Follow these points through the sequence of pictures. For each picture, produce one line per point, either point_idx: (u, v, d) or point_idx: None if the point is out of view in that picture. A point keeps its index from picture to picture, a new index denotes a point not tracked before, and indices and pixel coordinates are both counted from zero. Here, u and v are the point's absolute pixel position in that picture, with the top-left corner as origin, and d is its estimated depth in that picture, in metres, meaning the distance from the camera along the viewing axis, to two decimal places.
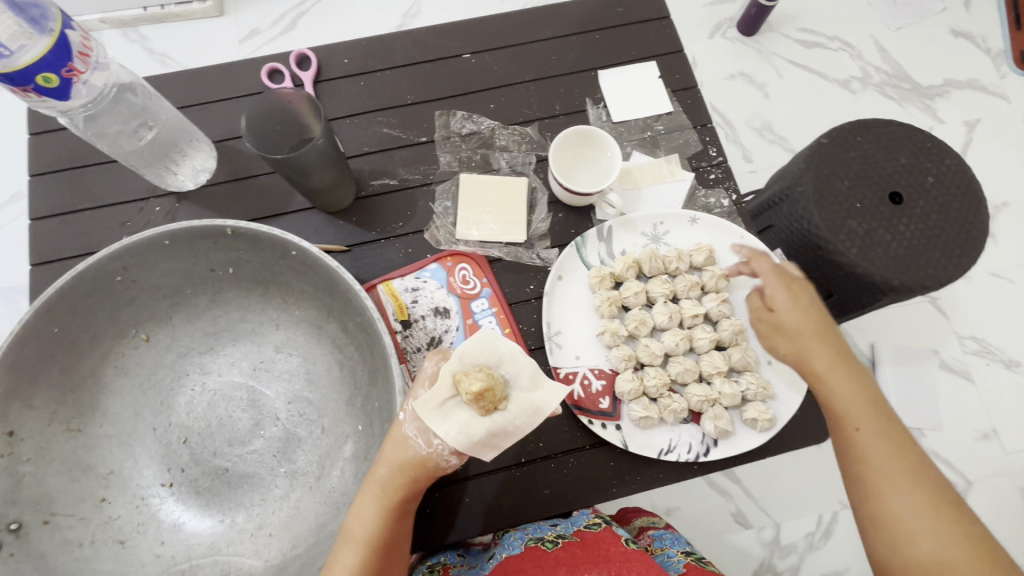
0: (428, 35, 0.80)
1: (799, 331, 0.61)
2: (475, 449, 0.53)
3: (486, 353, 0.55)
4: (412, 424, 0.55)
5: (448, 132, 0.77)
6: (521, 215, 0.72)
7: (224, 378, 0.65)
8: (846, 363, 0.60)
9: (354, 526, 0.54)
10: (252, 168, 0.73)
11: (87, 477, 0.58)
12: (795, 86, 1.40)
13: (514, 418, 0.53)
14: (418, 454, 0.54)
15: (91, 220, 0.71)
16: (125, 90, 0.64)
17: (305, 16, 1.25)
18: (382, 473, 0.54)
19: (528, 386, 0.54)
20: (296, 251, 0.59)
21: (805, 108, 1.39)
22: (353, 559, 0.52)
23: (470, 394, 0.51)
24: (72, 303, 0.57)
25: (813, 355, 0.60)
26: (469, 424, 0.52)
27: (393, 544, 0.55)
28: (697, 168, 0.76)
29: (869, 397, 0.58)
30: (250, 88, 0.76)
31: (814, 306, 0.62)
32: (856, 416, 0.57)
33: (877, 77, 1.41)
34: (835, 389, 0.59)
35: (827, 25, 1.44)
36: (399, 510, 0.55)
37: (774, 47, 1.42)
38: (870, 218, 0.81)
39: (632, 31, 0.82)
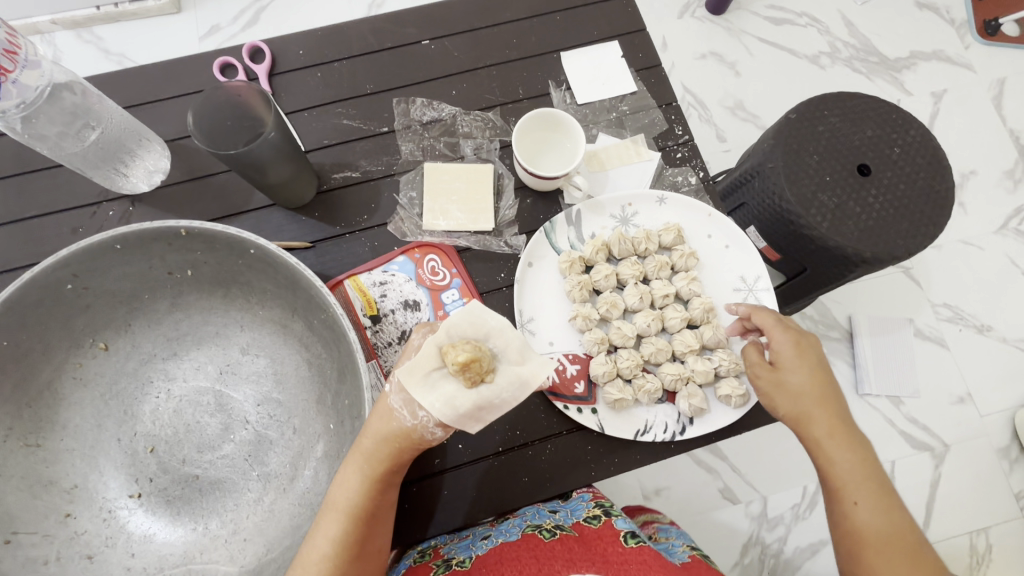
0: (385, 22, 0.78)
1: (803, 394, 0.59)
2: (460, 423, 0.52)
3: (474, 326, 0.54)
4: (397, 397, 0.55)
5: (409, 121, 0.75)
6: (487, 202, 0.71)
7: (190, 384, 0.63)
8: (845, 429, 0.59)
9: (336, 499, 0.54)
10: (208, 167, 0.71)
11: (50, 493, 0.57)
12: (766, 63, 1.40)
13: (501, 392, 0.52)
14: (404, 426, 0.54)
15: (42, 228, 0.68)
16: (62, 89, 0.61)
17: (266, 11, 1.22)
18: (366, 446, 0.54)
19: (516, 359, 0.54)
20: (254, 250, 0.57)
21: (776, 84, 1.39)
22: (334, 531, 0.52)
23: (456, 364, 0.52)
24: (21, 314, 0.55)
25: (814, 419, 0.59)
26: (455, 396, 0.52)
27: (374, 522, 0.55)
28: (663, 147, 0.76)
29: (867, 465, 0.57)
30: (201, 83, 0.74)
31: (819, 366, 0.60)
32: (852, 484, 0.57)
33: (845, 52, 1.42)
34: (833, 456, 0.58)
35: (794, 1, 1.44)
36: (380, 484, 0.54)
37: (743, 25, 1.42)
38: (840, 191, 0.81)
39: (593, 11, 0.81)
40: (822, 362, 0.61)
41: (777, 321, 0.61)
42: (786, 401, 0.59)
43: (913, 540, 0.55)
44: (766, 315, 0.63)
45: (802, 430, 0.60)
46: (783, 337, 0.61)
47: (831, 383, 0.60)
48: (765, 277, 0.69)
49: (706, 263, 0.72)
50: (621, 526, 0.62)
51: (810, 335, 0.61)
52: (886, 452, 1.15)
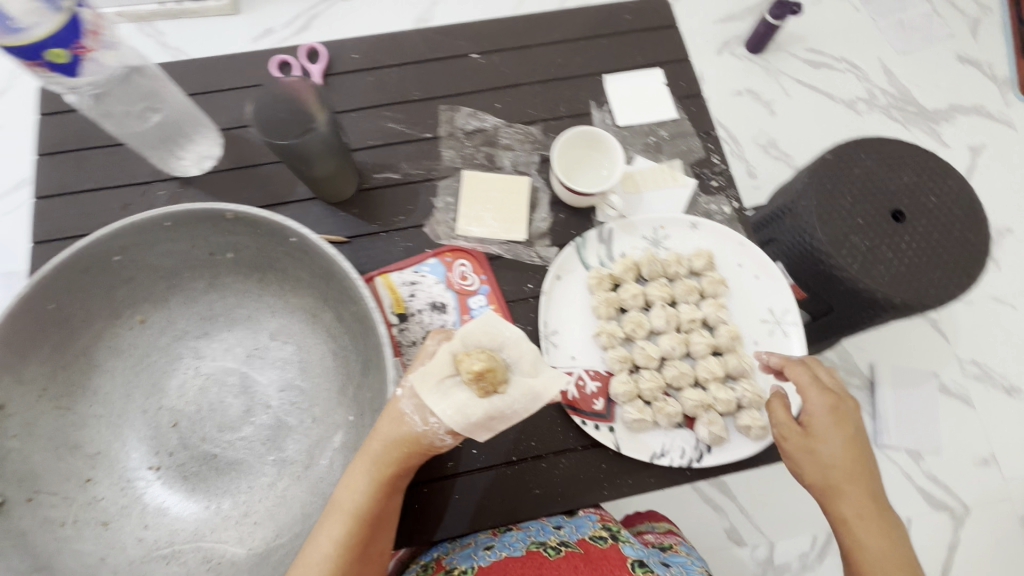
0: (438, 34, 0.81)
1: (833, 465, 0.58)
2: (471, 430, 0.52)
3: (489, 336, 0.55)
4: (409, 401, 0.54)
5: (453, 129, 0.77)
6: (522, 214, 0.72)
7: (217, 363, 0.65)
8: (876, 508, 0.57)
9: (343, 499, 0.54)
10: (256, 157, 0.74)
11: (74, 456, 0.58)
12: (801, 104, 1.41)
13: (513, 403, 0.52)
14: (414, 431, 0.53)
15: (97, 201, 0.71)
16: (134, 73, 0.64)
17: (318, 18, 1.28)
18: (375, 448, 0.54)
19: (529, 371, 0.54)
20: (295, 239, 0.59)
21: (810, 126, 1.40)
22: (338, 532, 0.53)
23: (470, 373, 0.52)
24: (68, 280, 0.57)
25: (843, 494, 0.57)
26: (466, 405, 0.52)
27: (379, 522, 0.55)
28: (699, 174, 0.76)
29: (893, 541, 0.56)
30: (259, 77, 0.77)
31: (853, 434, 0.59)
32: (876, 560, 0.56)
33: (883, 99, 1.42)
34: (860, 535, 0.57)
35: (834, 45, 1.45)
36: (387, 486, 0.55)
37: (781, 65, 1.43)
38: (873, 235, 0.81)
39: (639, 39, 0.83)
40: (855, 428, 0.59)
41: (814, 384, 0.59)
42: (816, 470, 0.58)
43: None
44: (801, 375, 0.61)
45: (829, 500, 0.59)
46: (817, 401, 0.59)
47: (864, 453, 0.59)
48: (795, 311, 0.69)
49: (736, 291, 0.71)
50: (628, 553, 0.63)
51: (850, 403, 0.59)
52: (901, 509, 1.11)
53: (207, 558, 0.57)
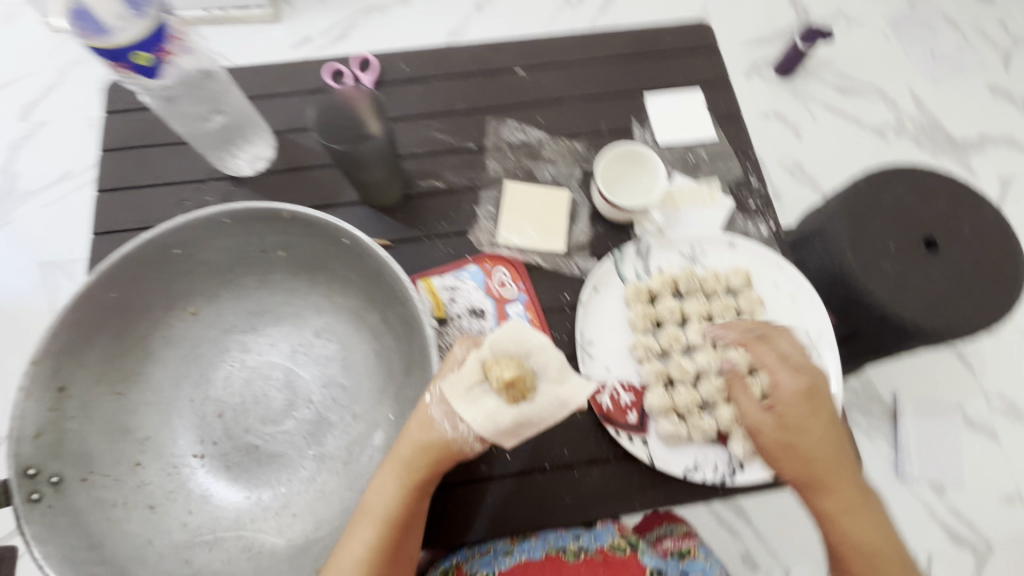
0: (484, 49, 0.84)
1: (811, 453, 0.57)
2: (500, 437, 0.53)
3: (517, 344, 0.55)
4: (437, 408, 0.55)
5: (499, 141, 0.79)
6: (561, 226, 0.74)
7: (263, 357, 0.67)
8: (854, 490, 0.57)
9: (373, 504, 0.56)
10: (307, 161, 0.76)
11: (126, 441, 0.60)
12: (827, 130, 1.43)
13: (540, 409, 0.53)
14: (443, 437, 0.54)
15: (156, 197, 0.75)
16: (205, 76, 0.67)
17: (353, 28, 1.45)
18: (404, 454, 0.55)
19: (555, 377, 0.54)
20: (347, 240, 0.61)
21: (836, 151, 1.42)
22: (369, 536, 0.54)
23: (499, 381, 0.53)
24: (131, 270, 0.60)
25: (822, 482, 0.57)
26: (496, 412, 0.52)
27: (410, 528, 0.56)
28: (737, 195, 0.78)
29: (871, 511, 0.57)
30: (313, 84, 0.80)
31: (824, 415, 0.58)
32: (859, 544, 0.56)
33: (912, 127, 1.43)
34: (841, 522, 0.57)
35: (864, 71, 1.47)
36: (417, 491, 0.55)
37: (810, 91, 1.46)
38: (904, 262, 0.83)
39: (680, 59, 0.84)
40: (823, 403, 0.59)
41: (785, 370, 0.58)
42: (794, 463, 0.57)
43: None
44: (770, 359, 0.60)
45: (809, 489, 0.58)
46: (787, 385, 0.58)
47: (834, 427, 0.59)
48: (829, 331, 0.70)
49: (773, 310, 0.72)
50: (646, 563, 0.63)
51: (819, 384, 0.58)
52: (922, 542, 1.09)
53: (247, 547, 0.58)
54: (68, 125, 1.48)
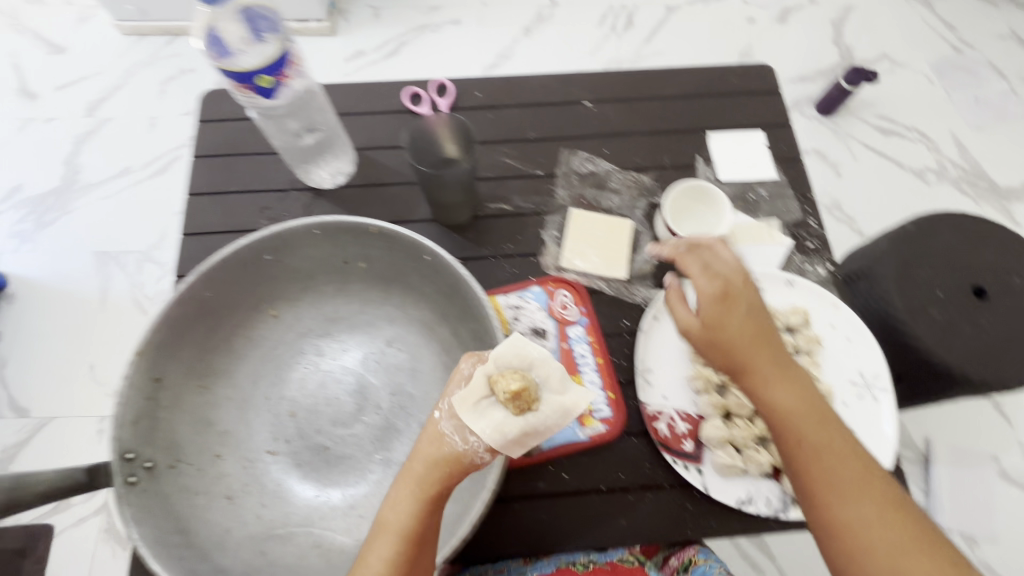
0: (554, 81, 0.88)
1: (734, 342, 0.55)
2: (510, 447, 0.52)
3: (519, 356, 0.54)
4: (447, 422, 0.52)
5: (568, 170, 0.82)
6: (623, 254, 0.77)
7: (337, 362, 0.70)
8: (787, 377, 0.55)
9: (387, 518, 0.51)
10: (384, 178, 0.81)
11: (208, 432, 0.64)
12: (867, 168, 1.51)
13: (545, 419, 0.52)
14: (454, 450, 0.51)
15: (240, 202, 0.79)
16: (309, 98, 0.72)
17: (405, 45, 1.66)
18: (416, 469, 0.51)
19: (558, 389, 0.54)
20: (428, 257, 0.65)
21: (874, 187, 1.49)
22: (387, 553, 0.49)
23: (506, 394, 0.52)
24: (227, 272, 0.64)
25: (750, 371, 0.55)
26: (504, 423, 0.51)
27: (427, 544, 0.51)
28: (795, 235, 0.80)
29: (808, 402, 0.54)
30: (393, 106, 0.85)
31: (744, 305, 0.56)
32: (803, 432, 0.53)
33: (953, 171, 1.50)
34: (778, 410, 0.54)
35: (906, 115, 1.56)
36: (433, 506, 0.51)
37: (850, 129, 1.55)
38: (950, 309, 0.89)
39: (743, 100, 0.87)
40: (752, 304, 0.56)
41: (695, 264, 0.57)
42: (717, 353, 0.56)
43: (882, 491, 0.50)
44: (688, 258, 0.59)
45: (743, 383, 0.56)
46: (703, 288, 0.57)
47: (767, 328, 0.56)
48: (885, 375, 0.71)
49: (830, 351, 0.73)
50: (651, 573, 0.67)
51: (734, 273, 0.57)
52: None
53: (317, 544, 0.61)
54: (133, 124, 1.56)
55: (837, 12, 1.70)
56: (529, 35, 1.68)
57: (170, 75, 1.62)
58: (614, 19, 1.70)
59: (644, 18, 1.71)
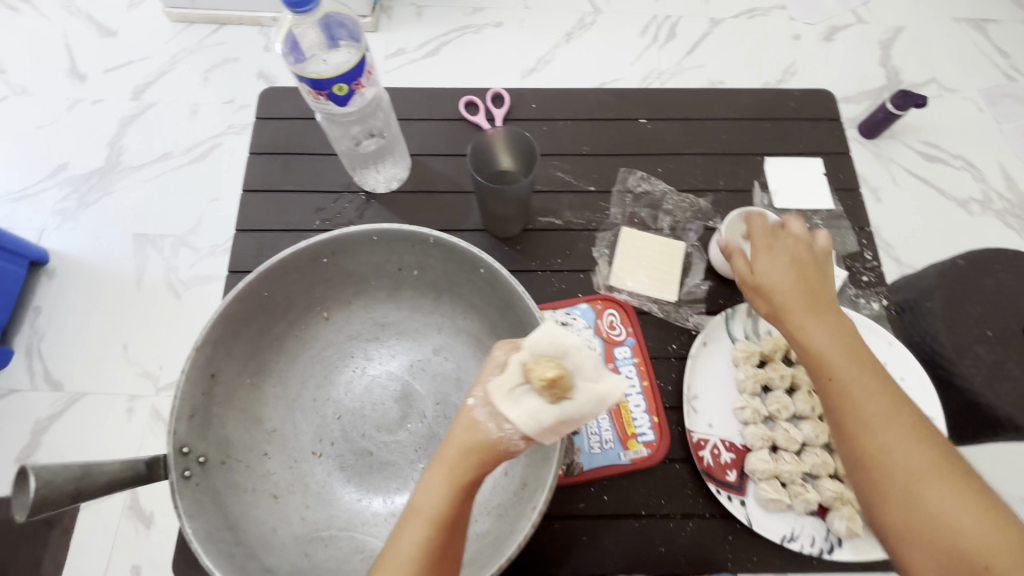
0: (610, 96, 0.88)
1: (778, 284, 0.62)
2: (545, 436, 0.50)
3: (553, 343, 0.52)
4: (481, 409, 0.51)
5: (623, 189, 0.82)
6: (675, 276, 0.76)
7: (383, 367, 0.70)
8: (825, 316, 0.60)
9: (419, 503, 0.50)
10: (437, 186, 0.81)
11: (256, 430, 0.65)
12: (910, 194, 1.47)
13: (581, 407, 0.49)
14: (489, 438, 0.50)
15: (293, 201, 0.80)
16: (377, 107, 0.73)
17: (446, 45, 1.66)
18: (450, 456, 0.51)
19: (592, 376, 0.50)
20: (484, 270, 0.65)
21: (915, 215, 1.45)
22: (418, 538, 0.49)
23: (542, 381, 0.49)
24: (285, 273, 0.64)
25: (790, 308, 0.61)
26: (539, 411, 0.49)
27: (459, 532, 0.51)
28: (850, 267, 0.78)
29: (842, 338, 0.59)
30: (448, 114, 0.86)
31: (792, 258, 0.64)
32: (836, 360, 0.57)
33: (998, 203, 1.47)
34: (815, 340, 0.59)
35: (952, 142, 1.53)
36: (467, 492, 0.50)
37: (893, 154, 1.51)
38: (998, 349, 0.88)
39: (801, 127, 0.86)
40: (807, 263, 0.64)
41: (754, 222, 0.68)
42: (761, 295, 0.64)
43: (915, 427, 0.54)
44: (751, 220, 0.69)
45: (783, 321, 0.62)
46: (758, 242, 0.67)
47: (814, 279, 0.63)
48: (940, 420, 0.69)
49: None
50: None
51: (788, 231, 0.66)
52: None
53: (359, 549, 0.61)
54: (176, 109, 1.59)
55: (887, 33, 1.66)
56: (569, 41, 1.68)
57: (215, 63, 1.64)
58: (656, 30, 1.69)
59: (687, 29, 1.69)
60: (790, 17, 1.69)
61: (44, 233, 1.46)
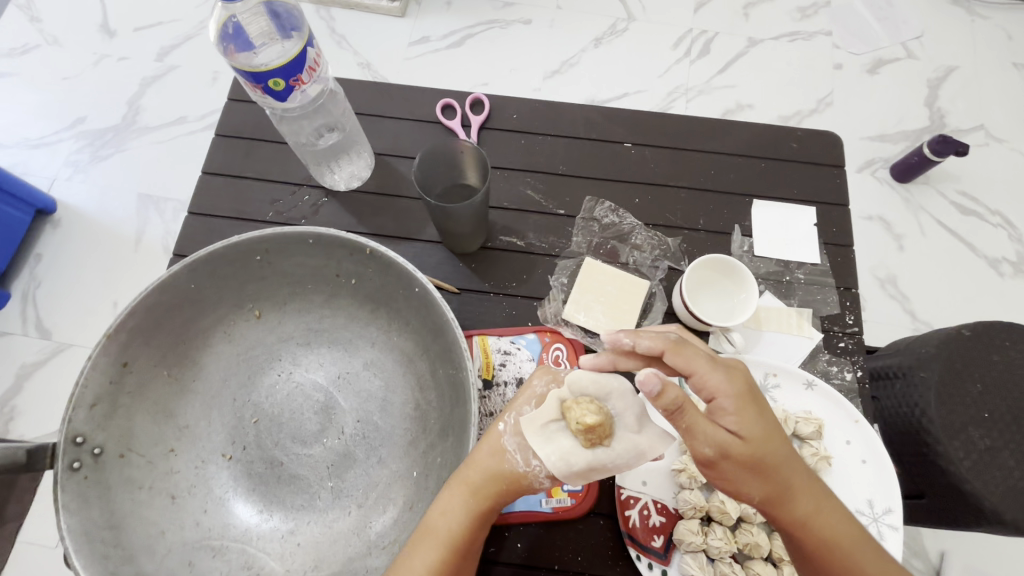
0: (598, 115, 0.82)
1: (774, 462, 0.50)
2: (572, 479, 0.54)
3: (597, 385, 0.57)
4: (511, 439, 0.56)
5: (589, 217, 0.77)
6: (632, 317, 0.70)
7: (308, 375, 0.67)
8: (817, 490, 0.52)
9: (436, 523, 0.53)
10: (400, 190, 0.78)
11: (167, 425, 0.62)
12: (936, 246, 1.37)
13: (616, 457, 0.54)
14: (515, 469, 0.54)
15: (252, 189, 0.77)
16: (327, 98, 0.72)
17: (471, 37, 1.61)
18: (474, 478, 0.54)
19: (632, 427, 0.55)
20: (418, 289, 0.61)
21: (939, 270, 1.36)
22: (432, 558, 0.51)
23: (579, 425, 0.53)
24: (214, 267, 0.62)
25: (793, 490, 0.51)
26: (570, 452, 0.53)
27: (468, 557, 0.53)
28: (828, 330, 0.72)
29: (837, 512, 0.52)
30: (425, 115, 0.82)
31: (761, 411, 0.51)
32: (844, 546, 0.50)
33: None
34: (819, 523, 0.51)
35: (989, 197, 1.42)
36: (483, 517, 0.54)
37: (924, 202, 1.41)
38: (993, 434, 0.79)
39: (798, 170, 0.80)
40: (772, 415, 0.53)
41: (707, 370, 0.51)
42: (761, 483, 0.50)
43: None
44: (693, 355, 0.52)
45: (783, 505, 0.51)
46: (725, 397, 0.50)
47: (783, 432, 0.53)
48: (897, 513, 0.62)
49: (840, 472, 0.65)
50: None
51: (742, 372, 0.52)
52: None
53: (248, 563, 0.58)
54: (193, 75, 1.58)
55: (937, 71, 1.55)
56: (599, 46, 1.61)
57: None
58: (690, 44, 1.61)
59: (723, 47, 1.60)
60: (834, 45, 1.58)
61: (54, 182, 1.48)
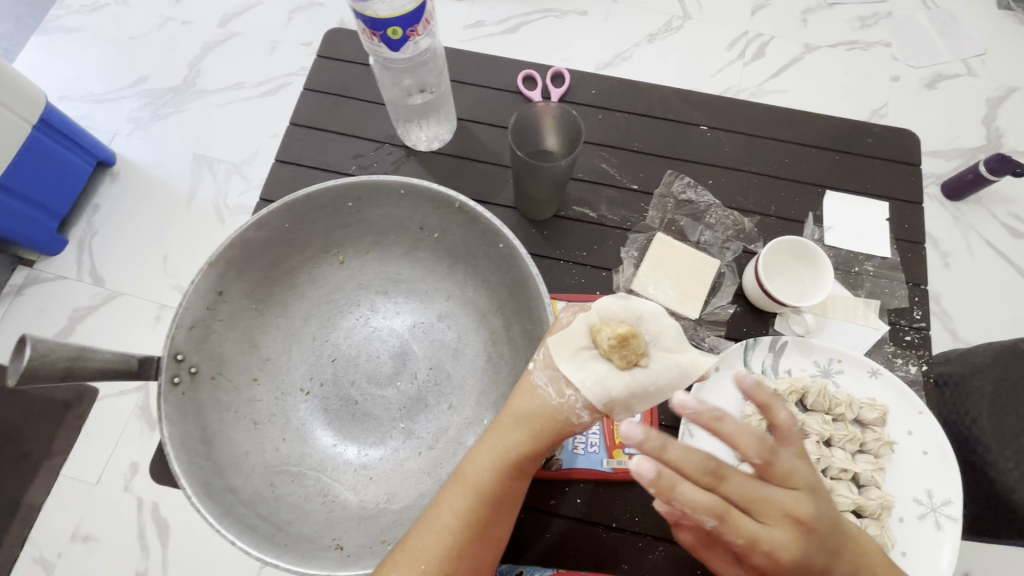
0: (676, 97, 0.83)
1: None
2: (613, 406, 0.51)
3: (624, 309, 0.53)
4: (542, 374, 0.54)
5: (666, 193, 0.78)
6: (702, 293, 0.72)
7: (385, 322, 0.70)
8: None
9: (468, 471, 0.54)
10: (479, 155, 0.80)
11: (252, 355, 0.65)
12: (983, 268, 1.36)
13: (656, 376, 0.50)
14: (549, 404, 0.53)
15: (335, 144, 0.80)
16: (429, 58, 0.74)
17: (527, 25, 1.63)
18: (506, 423, 0.54)
19: (669, 345, 0.52)
20: (502, 244, 0.63)
21: (985, 292, 1.34)
22: (460, 503, 0.53)
23: (610, 342, 0.51)
24: (308, 209, 0.64)
25: None
26: (606, 376, 0.50)
27: (505, 504, 0.54)
28: (894, 323, 0.72)
29: None
30: (505, 85, 0.84)
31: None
32: None
33: None
34: None
35: None
36: (517, 464, 0.53)
37: (975, 222, 1.39)
38: None
39: (874, 166, 0.80)
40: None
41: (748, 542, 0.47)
42: None
43: None
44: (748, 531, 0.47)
45: None
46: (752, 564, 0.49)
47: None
48: (956, 504, 0.62)
49: (900, 461, 0.65)
50: None
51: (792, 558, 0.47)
52: None
53: (324, 491, 0.61)
54: (257, 42, 1.63)
55: (998, 91, 1.52)
56: (652, 41, 1.61)
57: (299, 5, 1.66)
58: (745, 46, 1.60)
59: (779, 50, 1.59)
60: (893, 56, 1.56)
61: (115, 137, 1.53)
